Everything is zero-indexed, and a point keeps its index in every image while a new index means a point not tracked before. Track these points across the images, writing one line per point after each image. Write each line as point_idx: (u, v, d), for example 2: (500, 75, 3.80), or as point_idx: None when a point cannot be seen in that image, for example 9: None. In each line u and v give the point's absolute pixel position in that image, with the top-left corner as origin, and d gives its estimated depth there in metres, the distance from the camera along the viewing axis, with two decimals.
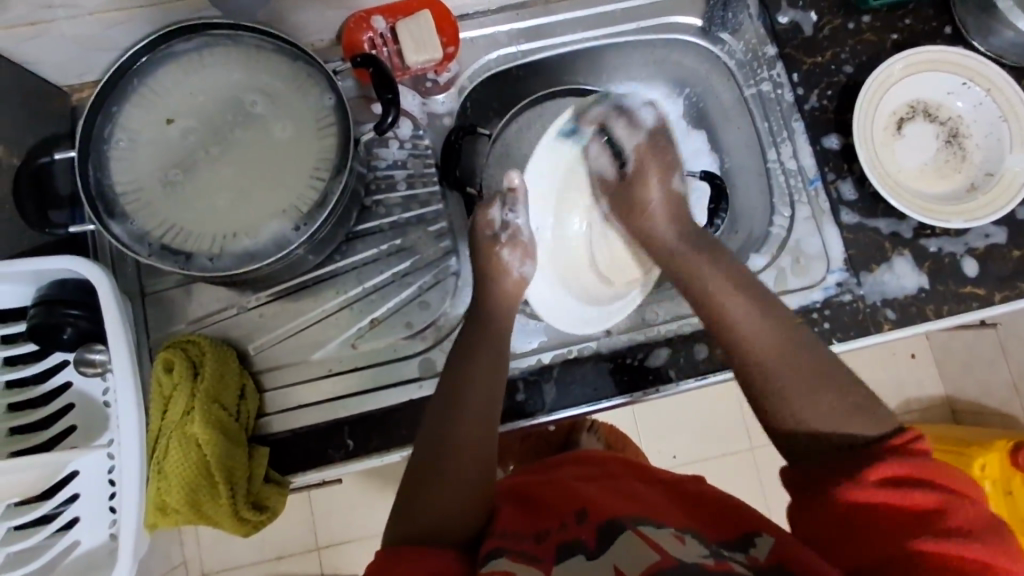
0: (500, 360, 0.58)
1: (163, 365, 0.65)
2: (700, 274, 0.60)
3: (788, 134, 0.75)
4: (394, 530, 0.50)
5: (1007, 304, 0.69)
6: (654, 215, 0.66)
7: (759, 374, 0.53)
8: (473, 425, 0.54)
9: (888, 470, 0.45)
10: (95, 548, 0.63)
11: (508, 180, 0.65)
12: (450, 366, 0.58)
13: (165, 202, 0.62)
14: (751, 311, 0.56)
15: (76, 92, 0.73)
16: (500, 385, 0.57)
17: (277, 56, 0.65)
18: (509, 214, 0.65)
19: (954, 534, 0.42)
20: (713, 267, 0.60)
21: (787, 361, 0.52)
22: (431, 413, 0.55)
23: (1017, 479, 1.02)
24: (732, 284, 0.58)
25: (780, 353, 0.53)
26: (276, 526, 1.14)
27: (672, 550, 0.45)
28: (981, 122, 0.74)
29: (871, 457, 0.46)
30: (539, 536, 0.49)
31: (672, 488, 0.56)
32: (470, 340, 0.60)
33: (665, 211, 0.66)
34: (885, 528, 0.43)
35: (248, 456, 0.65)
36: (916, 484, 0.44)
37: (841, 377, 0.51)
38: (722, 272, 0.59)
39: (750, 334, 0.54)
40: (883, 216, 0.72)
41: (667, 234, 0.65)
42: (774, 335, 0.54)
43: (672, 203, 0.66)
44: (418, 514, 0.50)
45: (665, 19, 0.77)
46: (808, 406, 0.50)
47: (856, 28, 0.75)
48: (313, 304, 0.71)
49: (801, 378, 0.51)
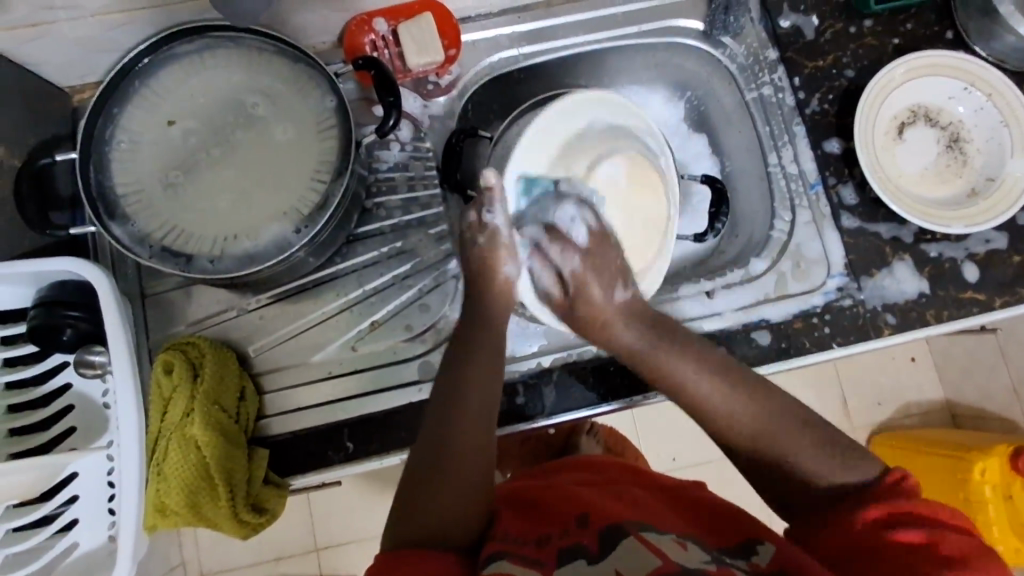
0: (497, 360, 0.57)
1: (162, 366, 0.65)
2: (666, 367, 0.56)
3: (789, 138, 0.75)
4: (394, 533, 0.50)
5: (1007, 309, 0.69)
6: (611, 321, 0.59)
7: (747, 454, 0.53)
8: (474, 428, 0.53)
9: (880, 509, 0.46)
10: (95, 550, 0.63)
11: (484, 177, 0.58)
12: (447, 366, 0.57)
13: (165, 203, 0.62)
14: (722, 399, 0.54)
15: (77, 92, 0.73)
16: (497, 388, 0.56)
17: (279, 58, 0.65)
18: (489, 212, 0.59)
19: (947, 563, 0.43)
20: (682, 360, 0.56)
21: (771, 436, 0.52)
22: (429, 415, 0.55)
23: (1017, 484, 1.03)
24: (702, 368, 0.55)
25: (761, 427, 0.52)
26: (274, 528, 1.14)
27: (673, 556, 0.45)
28: (982, 126, 0.74)
29: (868, 497, 0.48)
30: (541, 540, 0.49)
31: (672, 494, 0.56)
32: (467, 338, 0.58)
33: (621, 317, 0.59)
34: (881, 553, 0.44)
35: (247, 457, 0.65)
36: (911, 517, 0.45)
37: (820, 431, 0.52)
38: (690, 358, 0.56)
39: (729, 417, 0.53)
40: (884, 221, 0.72)
41: (627, 344, 0.58)
42: (751, 411, 0.53)
43: (632, 308, 0.60)
44: (419, 517, 0.50)
45: (666, 23, 0.77)
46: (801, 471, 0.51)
47: (857, 32, 0.75)
48: (314, 306, 0.71)
49: (789, 450, 0.51)
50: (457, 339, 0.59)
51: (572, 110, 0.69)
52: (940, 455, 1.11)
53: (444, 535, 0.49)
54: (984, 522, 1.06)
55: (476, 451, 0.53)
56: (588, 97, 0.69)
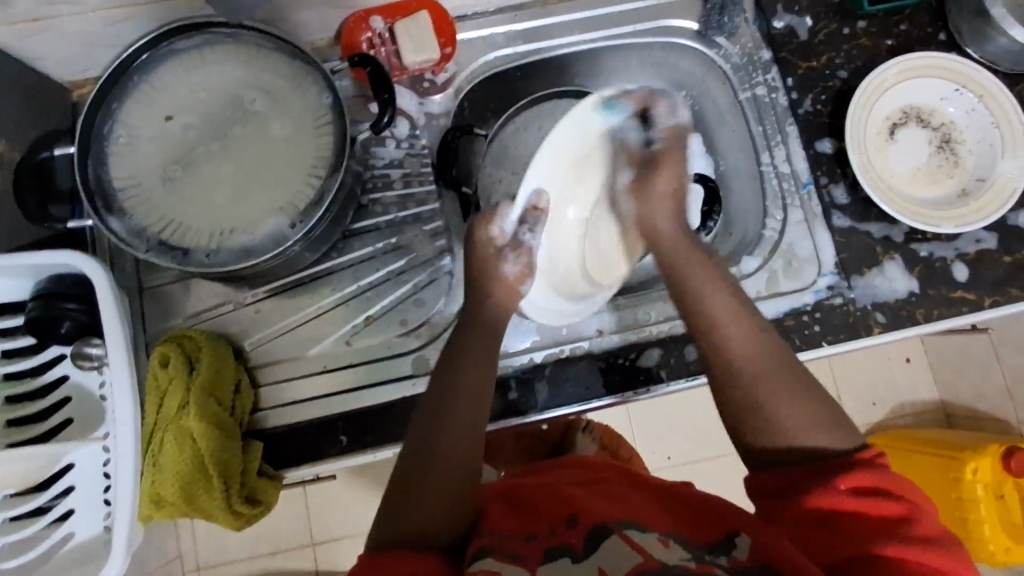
0: (489, 360, 0.58)
1: (159, 360, 0.66)
2: (693, 269, 0.59)
3: (782, 138, 0.75)
4: (383, 531, 0.51)
5: (997, 308, 0.70)
6: (658, 203, 0.63)
7: (745, 383, 0.52)
8: (465, 429, 0.54)
9: (860, 478, 0.46)
10: (89, 540, 0.64)
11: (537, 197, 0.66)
12: (442, 370, 0.57)
13: (164, 197, 0.63)
14: (739, 326, 0.55)
15: (77, 87, 0.73)
16: (490, 390, 0.57)
17: (277, 54, 0.65)
18: (524, 232, 0.66)
19: (919, 541, 0.43)
20: (707, 270, 0.58)
21: (774, 374, 0.52)
22: (421, 414, 0.55)
23: (1009, 483, 1.04)
24: (723, 287, 0.57)
25: (756, 365, 0.52)
26: (270, 521, 1.14)
27: (655, 554, 0.46)
28: (973, 127, 0.74)
29: (845, 467, 0.47)
30: (528, 537, 0.50)
31: (661, 492, 0.56)
32: (466, 338, 0.59)
33: (669, 205, 0.63)
34: (860, 531, 0.44)
35: (242, 450, 0.65)
36: (887, 494, 0.45)
37: (822, 390, 0.52)
38: (714, 276, 0.58)
39: (734, 340, 0.54)
40: (875, 220, 0.72)
41: (670, 233, 0.62)
42: (757, 343, 0.54)
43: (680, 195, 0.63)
44: (405, 518, 0.51)
45: (661, 23, 0.78)
46: (791, 413, 0.50)
47: (851, 33, 0.76)
48: (310, 300, 0.72)
49: (787, 392, 0.51)
50: (451, 344, 0.59)
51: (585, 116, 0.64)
52: (933, 454, 1.12)
53: (428, 533, 0.50)
54: (975, 521, 1.06)
55: (464, 447, 0.53)
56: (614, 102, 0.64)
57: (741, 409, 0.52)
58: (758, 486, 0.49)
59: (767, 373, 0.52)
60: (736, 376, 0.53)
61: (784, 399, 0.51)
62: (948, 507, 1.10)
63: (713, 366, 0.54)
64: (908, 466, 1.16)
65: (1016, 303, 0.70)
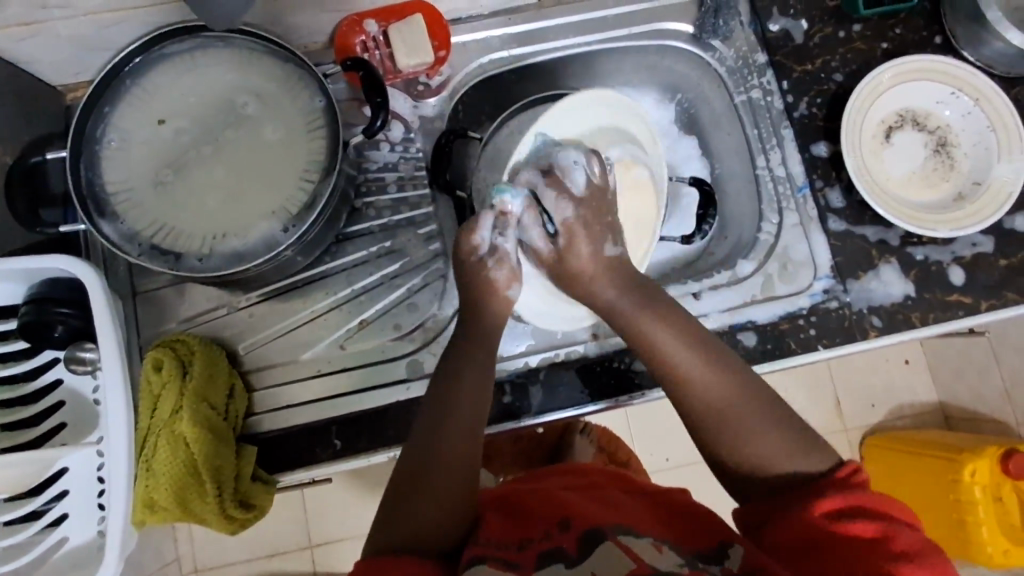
0: (489, 368, 0.58)
1: (152, 365, 0.66)
2: (647, 330, 0.57)
3: (777, 141, 0.75)
4: (376, 537, 0.51)
5: (993, 312, 0.70)
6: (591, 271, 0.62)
7: (715, 422, 0.53)
8: (462, 434, 0.54)
9: (835, 502, 0.47)
10: (82, 545, 0.64)
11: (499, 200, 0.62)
12: (440, 377, 0.58)
13: (156, 201, 0.63)
14: (702, 367, 0.55)
15: (71, 91, 0.73)
16: (488, 397, 0.57)
17: (269, 58, 0.65)
18: (498, 237, 0.62)
19: (906, 556, 0.44)
20: (661, 321, 0.57)
21: (741, 412, 0.52)
22: (421, 421, 0.56)
23: (1006, 486, 1.03)
24: (680, 336, 0.56)
25: (723, 406, 0.53)
26: (268, 524, 1.14)
27: (647, 559, 0.46)
28: (969, 131, 0.74)
29: (835, 485, 0.48)
30: (522, 543, 0.50)
31: (654, 498, 0.56)
32: (466, 343, 0.59)
33: (599, 279, 0.62)
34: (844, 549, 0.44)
35: (236, 455, 0.65)
36: (879, 513, 0.46)
37: (785, 412, 0.53)
38: (670, 325, 0.57)
39: (697, 385, 0.54)
40: (870, 223, 0.72)
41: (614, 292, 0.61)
42: (721, 382, 0.54)
43: (613, 264, 0.62)
44: (400, 522, 0.51)
45: (655, 25, 0.78)
46: (757, 448, 0.51)
47: (846, 36, 0.76)
48: (304, 304, 0.72)
49: (756, 428, 0.52)
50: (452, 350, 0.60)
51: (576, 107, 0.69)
52: (931, 456, 1.12)
53: (421, 538, 0.50)
54: (973, 523, 1.06)
55: (460, 453, 0.54)
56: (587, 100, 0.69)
57: (714, 446, 0.53)
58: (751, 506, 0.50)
59: (735, 412, 0.52)
60: (706, 416, 0.53)
61: (752, 434, 0.52)
62: (946, 508, 1.10)
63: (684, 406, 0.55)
64: (906, 469, 1.16)
65: (1012, 307, 0.70)
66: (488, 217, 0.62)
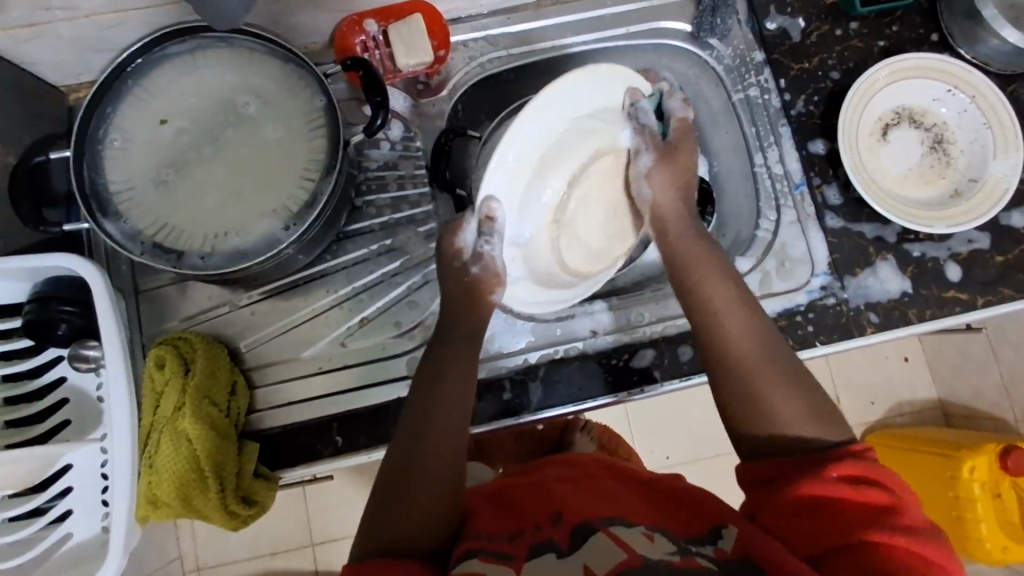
0: (471, 368, 0.59)
1: (155, 361, 0.66)
2: (695, 270, 0.60)
3: (774, 139, 0.76)
4: (367, 534, 0.51)
5: (990, 308, 0.70)
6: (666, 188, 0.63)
7: (733, 368, 0.54)
8: (452, 435, 0.55)
9: (850, 467, 0.47)
10: (87, 541, 0.64)
11: (486, 206, 0.60)
12: (424, 377, 0.58)
13: (158, 200, 0.63)
14: (741, 309, 0.56)
15: (73, 91, 0.74)
16: (469, 399, 0.57)
17: (269, 58, 0.66)
18: (483, 244, 0.61)
19: (917, 530, 0.44)
20: (709, 261, 0.60)
21: (762, 356, 0.54)
22: (404, 425, 0.56)
23: (1005, 481, 1.04)
24: (728, 282, 0.59)
25: (751, 355, 0.54)
26: (270, 521, 1.15)
27: (638, 549, 0.46)
28: (965, 128, 0.75)
29: (829, 458, 0.48)
30: (514, 534, 0.50)
31: (649, 485, 0.56)
32: (451, 347, 0.60)
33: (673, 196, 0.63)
34: (856, 515, 0.44)
35: (238, 450, 0.66)
36: (872, 484, 0.46)
37: (809, 385, 0.53)
38: (721, 275, 0.59)
39: (733, 334, 0.55)
40: (868, 221, 0.73)
41: (673, 219, 0.63)
42: (749, 336, 0.55)
43: (683, 188, 0.64)
44: (390, 522, 0.51)
45: (653, 24, 0.78)
46: (778, 406, 0.51)
47: (843, 34, 0.76)
48: (305, 302, 0.72)
49: (773, 381, 0.52)
50: (436, 354, 0.60)
51: (597, 77, 0.61)
52: (928, 452, 1.12)
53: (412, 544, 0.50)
54: (973, 519, 1.07)
55: (447, 455, 0.54)
56: (614, 70, 0.62)
57: (724, 384, 0.54)
58: (747, 476, 0.50)
59: (747, 350, 0.54)
60: (724, 356, 0.55)
61: (769, 381, 0.52)
62: (944, 504, 1.11)
63: (706, 341, 0.56)
64: (907, 466, 1.16)
65: (1008, 303, 0.70)
66: (473, 222, 0.61)
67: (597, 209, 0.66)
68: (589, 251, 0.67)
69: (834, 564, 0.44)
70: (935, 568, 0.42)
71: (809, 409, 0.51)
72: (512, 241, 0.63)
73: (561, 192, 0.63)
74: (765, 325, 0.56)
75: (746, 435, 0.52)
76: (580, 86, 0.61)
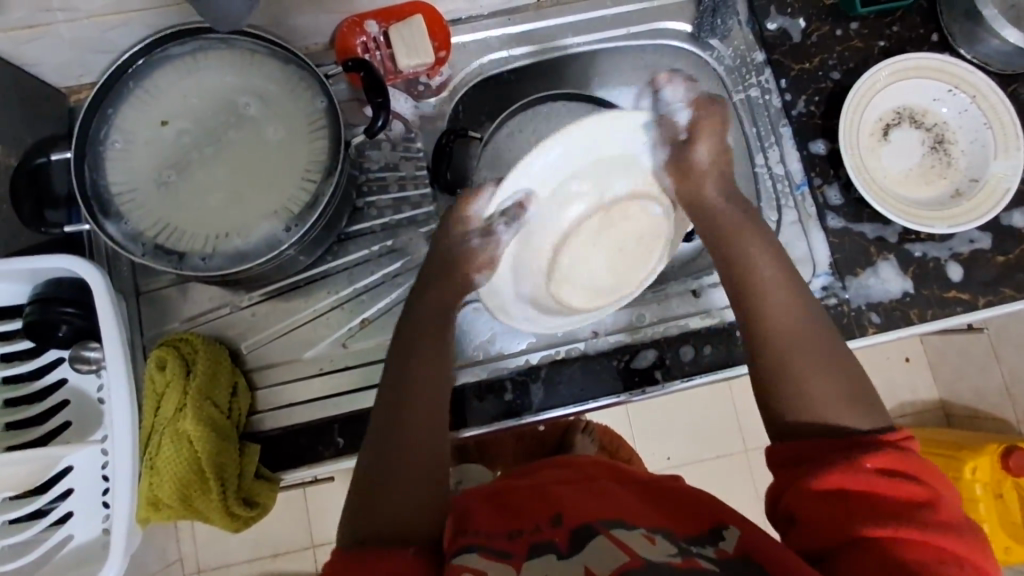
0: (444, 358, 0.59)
1: (156, 363, 0.66)
2: (739, 243, 0.60)
3: (775, 139, 0.76)
4: (352, 527, 0.50)
5: (991, 308, 0.70)
6: (705, 177, 0.64)
7: (776, 348, 0.54)
8: (437, 431, 0.55)
9: (885, 459, 0.46)
10: (89, 543, 0.64)
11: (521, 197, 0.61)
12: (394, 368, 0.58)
13: (160, 202, 0.63)
14: (784, 292, 0.56)
15: (73, 93, 0.74)
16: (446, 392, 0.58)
17: (270, 60, 0.66)
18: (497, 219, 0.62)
19: (946, 526, 0.43)
20: (752, 238, 0.60)
21: (806, 341, 0.54)
22: (382, 414, 0.55)
23: (1006, 482, 1.03)
24: (773, 261, 0.58)
25: (796, 337, 0.54)
26: (270, 523, 1.15)
27: (640, 551, 0.46)
28: (966, 128, 0.75)
29: (868, 446, 0.47)
30: (513, 533, 0.49)
31: (649, 486, 0.56)
32: (437, 340, 0.60)
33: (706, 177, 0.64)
34: (884, 508, 0.44)
35: (239, 452, 0.66)
36: (907, 477, 0.45)
37: (852, 373, 0.53)
38: (765, 251, 0.59)
39: (777, 315, 0.55)
40: (868, 221, 0.73)
41: (714, 201, 0.63)
42: (795, 317, 0.55)
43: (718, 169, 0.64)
44: (377, 514, 0.50)
45: (654, 25, 0.78)
46: (820, 391, 0.51)
47: (843, 34, 0.76)
48: (305, 303, 0.72)
49: (815, 363, 0.52)
50: (424, 344, 0.59)
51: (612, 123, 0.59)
52: (930, 453, 1.12)
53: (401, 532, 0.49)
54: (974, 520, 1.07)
55: (432, 451, 0.54)
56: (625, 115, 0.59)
57: (767, 365, 0.54)
58: (776, 458, 0.50)
59: (792, 333, 0.54)
60: (767, 337, 0.55)
61: (812, 365, 0.52)
62: None
63: (748, 320, 0.56)
64: None
65: (1009, 303, 0.70)
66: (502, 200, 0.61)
67: (599, 246, 0.67)
68: (589, 286, 0.68)
69: (862, 553, 0.43)
70: (959, 564, 0.42)
71: (849, 395, 0.51)
72: (507, 273, 0.67)
73: (562, 226, 0.66)
74: (812, 308, 0.56)
75: (782, 420, 0.52)
76: (597, 126, 0.58)
